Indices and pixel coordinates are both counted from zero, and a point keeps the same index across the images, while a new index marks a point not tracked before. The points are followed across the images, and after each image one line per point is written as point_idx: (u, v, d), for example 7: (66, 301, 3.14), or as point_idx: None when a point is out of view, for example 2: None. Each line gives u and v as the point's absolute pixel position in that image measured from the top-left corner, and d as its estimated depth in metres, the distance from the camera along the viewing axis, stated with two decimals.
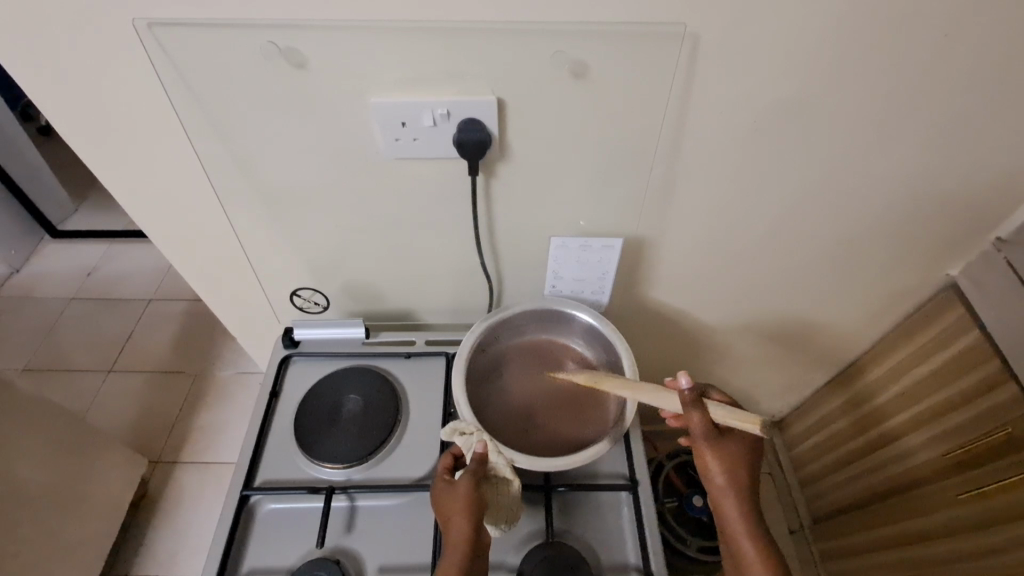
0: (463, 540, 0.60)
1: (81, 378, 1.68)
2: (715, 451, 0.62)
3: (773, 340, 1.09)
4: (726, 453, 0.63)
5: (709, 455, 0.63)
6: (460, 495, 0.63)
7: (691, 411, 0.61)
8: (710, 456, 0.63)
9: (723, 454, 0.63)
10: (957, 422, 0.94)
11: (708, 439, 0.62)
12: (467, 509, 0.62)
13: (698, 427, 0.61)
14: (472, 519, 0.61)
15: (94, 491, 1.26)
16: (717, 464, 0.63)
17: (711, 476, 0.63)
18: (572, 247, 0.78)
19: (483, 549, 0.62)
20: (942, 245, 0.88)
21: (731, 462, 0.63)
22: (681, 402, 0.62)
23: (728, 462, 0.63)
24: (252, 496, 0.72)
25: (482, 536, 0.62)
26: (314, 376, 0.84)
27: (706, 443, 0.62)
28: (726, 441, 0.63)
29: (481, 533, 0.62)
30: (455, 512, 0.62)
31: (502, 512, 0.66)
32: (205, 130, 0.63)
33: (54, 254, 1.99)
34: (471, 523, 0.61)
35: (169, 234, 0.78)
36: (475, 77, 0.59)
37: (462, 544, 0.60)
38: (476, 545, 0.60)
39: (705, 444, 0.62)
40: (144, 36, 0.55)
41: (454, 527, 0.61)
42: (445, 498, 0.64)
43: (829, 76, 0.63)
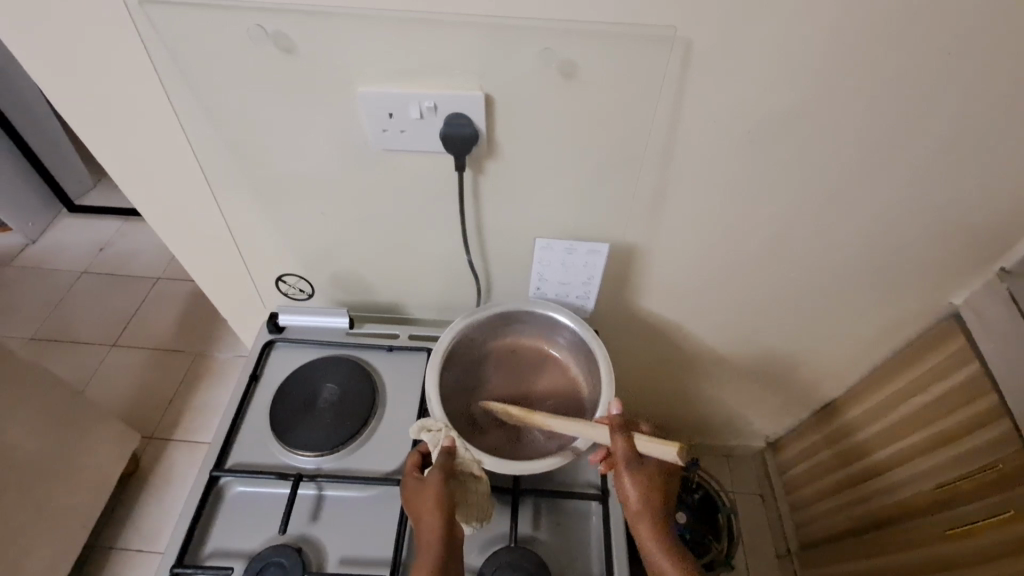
0: (434, 538, 0.59)
1: (84, 351, 1.70)
2: (638, 484, 0.63)
3: (767, 358, 1.07)
4: (644, 483, 0.63)
5: (630, 481, 0.63)
6: (429, 492, 0.62)
7: (617, 436, 0.64)
8: (628, 488, 0.63)
9: (646, 487, 0.63)
10: (949, 456, 0.92)
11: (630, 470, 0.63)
12: (438, 507, 0.61)
13: (620, 451, 0.63)
14: (443, 516, 0.60)
15: (85, 462, 1.28)
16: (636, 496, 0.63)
17: (634, 508, 0.63)
18: (557, 250, 0.77)
19: (457, 546, 0.61)
20: (944, 272, 0.85)
21: (653, 491, 0.63)
22: (608, 427, 0.65)
23: (646, 486, 0.63)
24: (222, 477, 0.72)
25: (455, 533, 0.61)
26: (295, 363, 0.84)
27: (627, 471, 0.63)
28: (644, 471, 0.64)
29: (453, 528, 0.61)
30: (426, 510, 0.61)
31: (474, 510, 0.65)
32: (193, 109, 0.64)
33: (68, 228, 2.03)
34: (442, 520, 0.60)
35: (161, 212, 0.79)
36: (463, 71, 0.59)
37: (435, 542, 0.59)
38: (449, 541, 0.60)
39: (625, 475, 0.63)
40: (135, 13, 0.55)
41: (426, 525, 0.60)
42: (415, 495, 0.63)
43: (824, 89, 0.61)
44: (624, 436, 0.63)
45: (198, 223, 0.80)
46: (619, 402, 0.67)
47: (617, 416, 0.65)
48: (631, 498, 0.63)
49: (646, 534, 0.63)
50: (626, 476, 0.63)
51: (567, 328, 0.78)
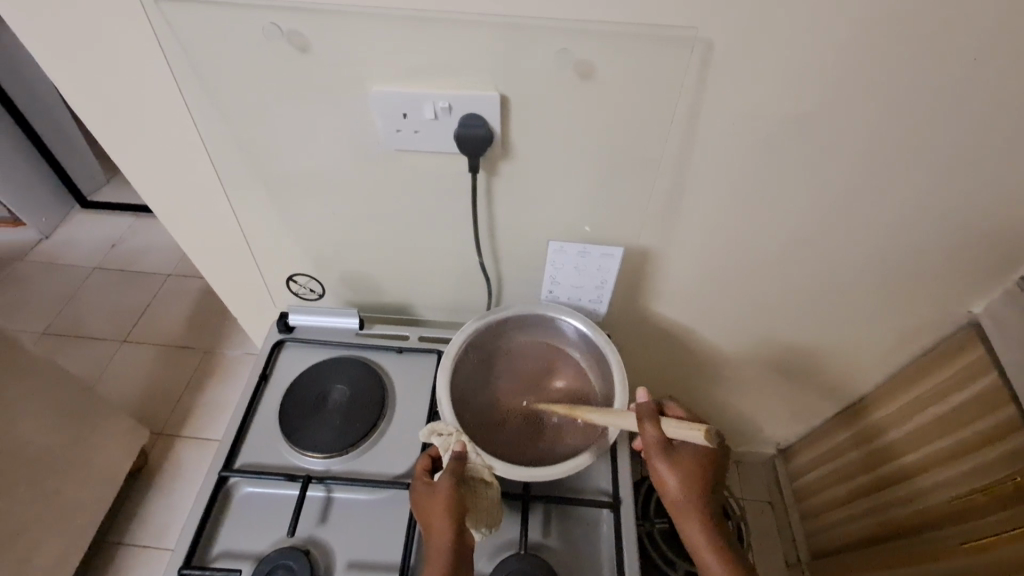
0: (444, 544, 0.59)
1: (95, 346, 1.71)
2: (673, 470, 0.63)
3: (780, 364, 1.05)
4: (680, 468, 0.64)
5: (665, 468, 0.63)
6: (439, 497, 0.61)
7: (646, 424, 0.63)
8: (666, 474, 0.64)
9: (683, 472, 0.64)
10: (967, 467, 0.90)
11: (664, 456, 0.63)
12: (449, 512, 0.60)
13: (650, 437, 0.63)
14: (454, 522, 0.60)
15: (94, 457, 1.28)
16: (674, 481, 0.63)
17: (671, 493, 0.64)
18: (570, 253, 0.76)
19: (467, 552, 0.61)
20: (965, 279, 0.83)
21: (690, 474, 0.64)
22: (637, 415, 0.64)
23: (682, 471, 0.64)
24: (231, 477, 0.72)
25: (465, 539, 0.61)
26: (305, 363, 0.84)
27: (662, 459, 0.63)
28: (679, 456, 0.64)
29: (464, 534, 0.61)
30: (436, 515, 0.61)
31: (483, 515, 0.65)
32: (206, 107, 0.63)
33: (81, 224, 2.05)
34: (453, 526, 0.60)
35: (173, 210, 0.79)
36: (479, 71, 0.58)
37: (446, 548, 0.59)
38: (460, 548, 0.60)
39: (659, 461, 0.63)
40: (149, 10, 0.55)
41: (437, 530, 0.60)
42: (425, 500, 0.63)
43: (847, 92, 0.60)
44: (654, 423, 0.63)
45: (210, 221, 0.80)
46: (644, 389, 0.65)
47: (644, 403, 0.64)
48: (668, 483, 0.64)
49: (687, 514, 0.65)
50: (662, 463, 0.64)
51: (578, 332, 0.77)
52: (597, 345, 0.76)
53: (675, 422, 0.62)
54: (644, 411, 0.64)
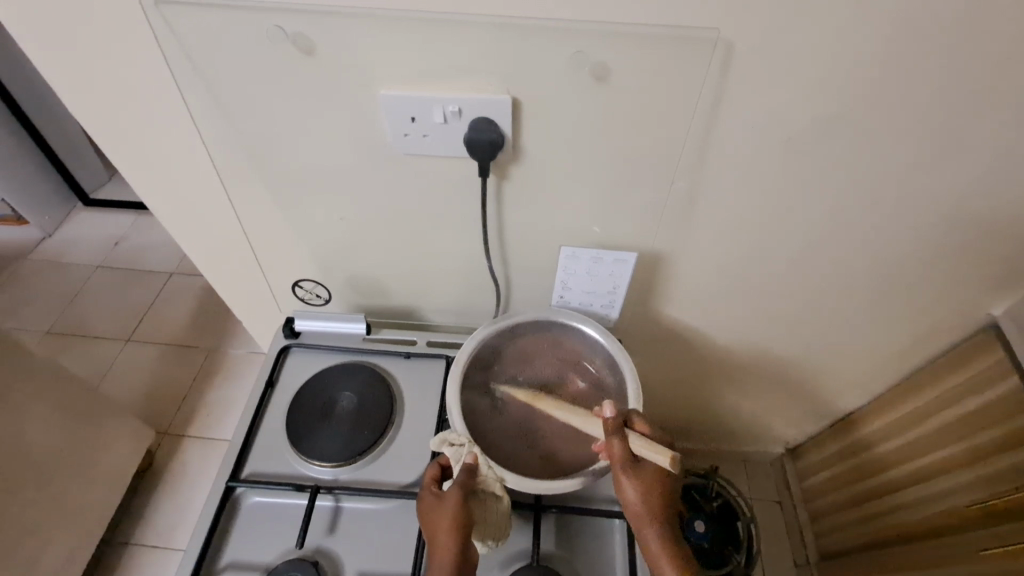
0: (449, 561, 0.58)
1: (100, 346, 1.71)
2: (633, 482, 0.60)
3: (792, 367, 1.03)
4: (642, 483, 0.60)
5: (625, 481, 0.60)
6: (446, 512, 0.60)
7: (611, 437, 0.61)
8: (625, 487, 0.60)
9: (649, 484, 0.60)
10: (982, 473, 0.88)
11: (622, 468, 0.60)
12: (454, 528, 0.59)
13: (615, 451, 0.61)
14: (459, 538, 0.59)
15: (100, 459, 1.28)
16: (633, 493, 0.60)
17: (628, 502, 0.60)
18: (582, 258, 0.74)
19: (471, 569, 0.59)
20: (985, 282, 0.81)
21: (653, 489, 0.60)
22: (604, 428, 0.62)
23: (642, 488, 0.60)
24: (238, 487, 0.71)
25: (470, 556, 0.60)
26: (311, 369, 0.82)
27: (624, 472, 0.60)
28: (643, 472, 0.61)
29: (468, 551, 0.59)
30: (441, 530, 0.59)
31: (490, 528, 0.63)
32: (209, 111, 0.61)
33: (84, 222, 2.04)
34: (458, 542, 0.58)
35: (176, 215, 0.77)
36: (490, 74, 0.56)
37: (448, 565, 0.57)
38: (463, 565, 0.58)
39: (620, 471, 0.60)
40: (151, 15, 0.53)
41: (441, 545, 0.58)
42: (431, 511, 0.61)
43: (871, 94, 0.58)
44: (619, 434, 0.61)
45: (213, 225, 0.79)
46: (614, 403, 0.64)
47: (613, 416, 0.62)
48: (627, 497, 0.60)
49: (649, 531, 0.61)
50: (623, 475, 0.61)
51: (589, 338, 0.76)
52: (605, 348, 0.74)
53: (643, 441, 0.60)
54: (611, 423, 0.62)
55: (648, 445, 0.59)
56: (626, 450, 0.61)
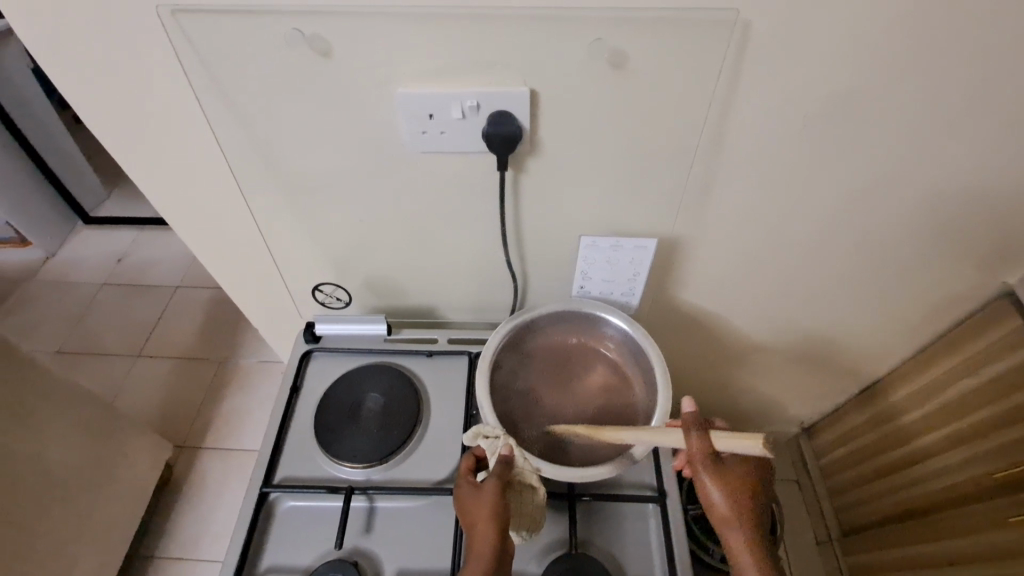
0: (488, 550, 0.57)
1: (112, 363, 1.71)
2: (719, 481, 0.58)
3: (807, 346, 1.04)
4: (728, 482, 0.59)
5: (711, 482, 0.58)
6: (484, 502, 0.60)
7: (693, 438, 0.57)
8: (710, 486, 0.58)
9: (735, 483, 0.59)
10: (1005, 440, 0.88)
11: (707, 470, 0.58)
12: (493, 517, 0.59)
13: (698, 452, 0.57)
14: (499, 530, 0.58)
15: (121, 474, 1.28)
16: (718, 492, 0.58)
17: (715, 501, 0.59)
18: (602, 247, 0.74)
19: (509, 559, 0.59)
20: (1000, 252, 0.81)
21: (739, 489, 0.59)
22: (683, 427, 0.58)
23: (727, 486, 0.58)
24: (271, 493, 0.71)
25: (507, 548, 0.59)
26: (335, 372, 0.82)
27: (708, 472, 0.58)
28: (723, 467, 0.59)
29: (506, 543, 0.59)
30: (480, 520, 0.59)
31: (524, 519, 0.63)
32: (226, 121, 0.62)
33: (86, 240, 2.03)
34: (498, 534, 0.58)
35: (193, 225, 0.77)
36: (507, 67, 0.56)
37: (488, 555, 0.57)
38: (502, 556, 0.58)
39: (704, 472, 0.58)
40: (167, 25, 0.54)
41: (480, 537, 0.58)
42: (469, 501, 0.61)
43: (887, 68, 0.58)
44: (700, 434, 0.57)
45: (230, 234, 0.79)
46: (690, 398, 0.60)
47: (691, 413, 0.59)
48: (714, 497, 0.59)
49: (734, 525, 0.59)
50: (707, 475, 0.58)
51: (611, 326, 0.76)
52: (631, 339, 0.75)
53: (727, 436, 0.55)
54: (690, 422, 0.58)
55: (730, 437, 0.54)
56: (710, 450, 0.57)
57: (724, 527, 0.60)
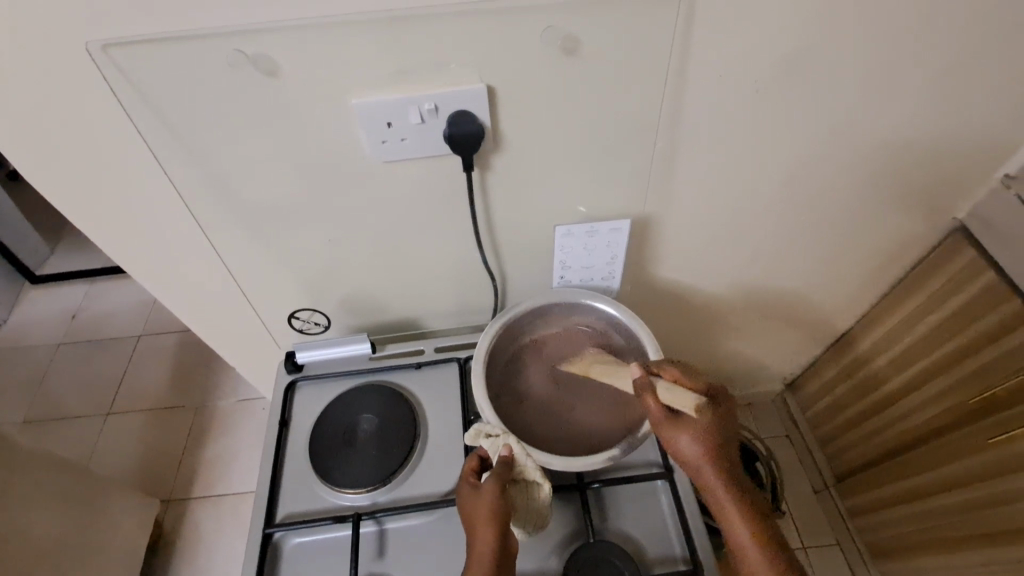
0: (488, 552, 0.57)
1: (80, 425, 1.62)
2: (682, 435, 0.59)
3: (784, 304, 1.07)
4: (693, 435, 0.59)
5: (675, 438, 0.59)
6: (483, 503, 0.59)
7: (644, 396, 0.60)
8: (677, 442, 0.59)
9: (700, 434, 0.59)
10: (975, 368, 0.93)
11: (667, 425, 0.60)
12: (492, 518, 0.58)
13: (653, 410, 0.60)
14: (497, 529, 0.58)
15: (110, 539, 1.21)
16: (687, 449, 0.59)
17: (685, 455, 0.59)
18: (578, 234, 0.74)
19: (511, 558, 0.58)
20: (947, 188, 0.85)
21: (707, 439, 0.58)
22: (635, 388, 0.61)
23: (693, 439, 0.58)
24: (276, 533, 0.69)
25: (509, 547, 0.59)
26: (323, 399, 0.80)
27: (668, 428, 0.59)
28: (688, 423, 0.59)
29: (507, 543, 0.58)
30: (480, 522, 0.59)
31: (528, 516, 0.63)
32: (175, 154, 0.59)
33: (34, 300, 1.92)
34: (496, 533, 0.58)
35: (153, 268, 0.74)
36: (461, 65, 0.56)
37: (487, 557, 0.56)
38: (503, 557, 0.57)
39: (664, 428, 0.60)
40: (99, 60, 0.51)
41: (479, 538, 0.58)
42: (469, 502, 0.61)
43: (825, 24, 0.60)
44: (649, 392, 0.60)
45: (193, 273, 0.75)
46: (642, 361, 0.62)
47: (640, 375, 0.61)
48: (683, 451, 0.59)
49: (711, 480, 0.59)
50: (668, 430, 0.60)
51: (597, 311, 0.76)
52: (619, 320, 0.75)
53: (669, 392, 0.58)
54: (640, 383, 0.61)
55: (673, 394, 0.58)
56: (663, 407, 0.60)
57: (707, 483, 0.59)
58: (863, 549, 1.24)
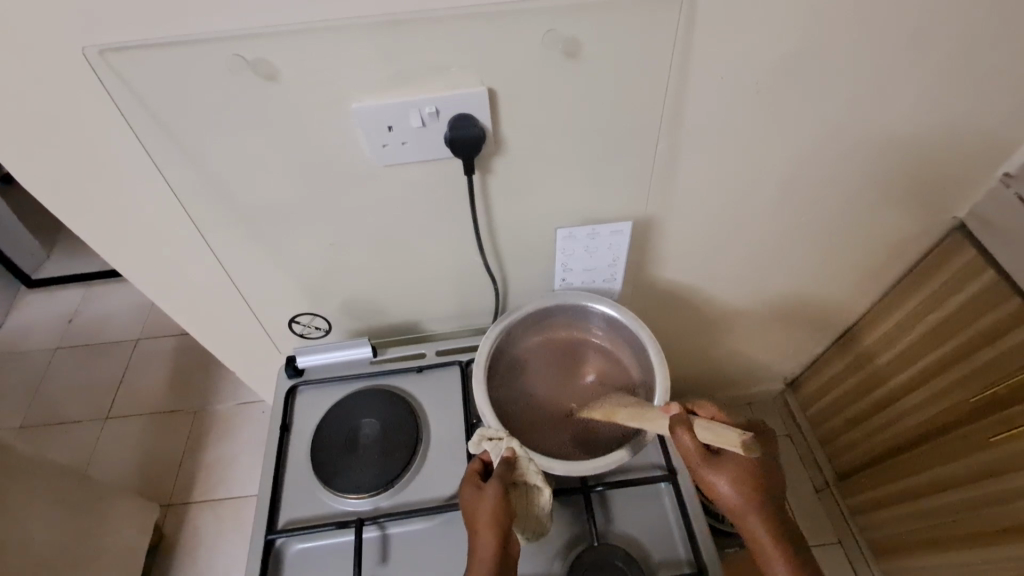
0: (489, 557, 0.56)
1: (79, 430, 1.61)
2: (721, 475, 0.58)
3: (785, 304, 1.06)
4: (729, 473, 0.58)
5: (714, 476, 0.58)
6: (485, 508, 0.59)
7: (681, 434, 0.58)
8: (714, 480, 0.58)
9: (739, 473, 0.58)
10: (975, 366, 0.93)
11: (705, 464, 0.58)
12: (493, 522, 0.58)
13: (690, 447, 0.58)
14: (499, 530, 0.58)
15: (110, 544, 1.21)
16: (725, 487, 0.58)
17: (722, 494, 0.58)
18: (579, 237, 0.75)
19: (513, 563, 0.58)
20: (947, 187, 0.85)
21: (745, 477, 0.58)
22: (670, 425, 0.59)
23: (730, 477, 0.58)
24: (278, 539, 0.68)
25: (510, 550, 0.58)
26: (324, 404, 0.80)
27: (705, 466, 0.58)
28: (725, 462, 0.59)
29: (508, 547, 0.58)
30: (481, 526, 0.58)
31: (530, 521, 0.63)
32: (174, 159, 0.59)
33: (31, 304, 1.91)
34: (498, 538, 0.57)
35: (152, 273, 0.73)
36: (461, 68, 0.55)
37: (488, 562, 0.56)
38: (504, 562, 0.57)
39: (702, 467, 0.58)
40: (96, 65, 0.50)
41: (481, 539, 0.57)
42: (471, 506, 0.61)
43: (827, 25, 0.60)
44: (687, 429, 0.57)
45: (191, 278, 0.75)
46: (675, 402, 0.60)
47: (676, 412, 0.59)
48: (720, 489, 0.58)
49: (751, 517, 0.58)
50: (706, 469, 0.58)
51: (598, 313, 0.76)
52: (621, 323, 0.74)
53: (706, 429, 0.54)
54: (676, 420, 0.58)
55: (714, 432, 0.53)
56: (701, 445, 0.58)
57: (748, 522, 0.59)
58: (865, 547, 1.24)
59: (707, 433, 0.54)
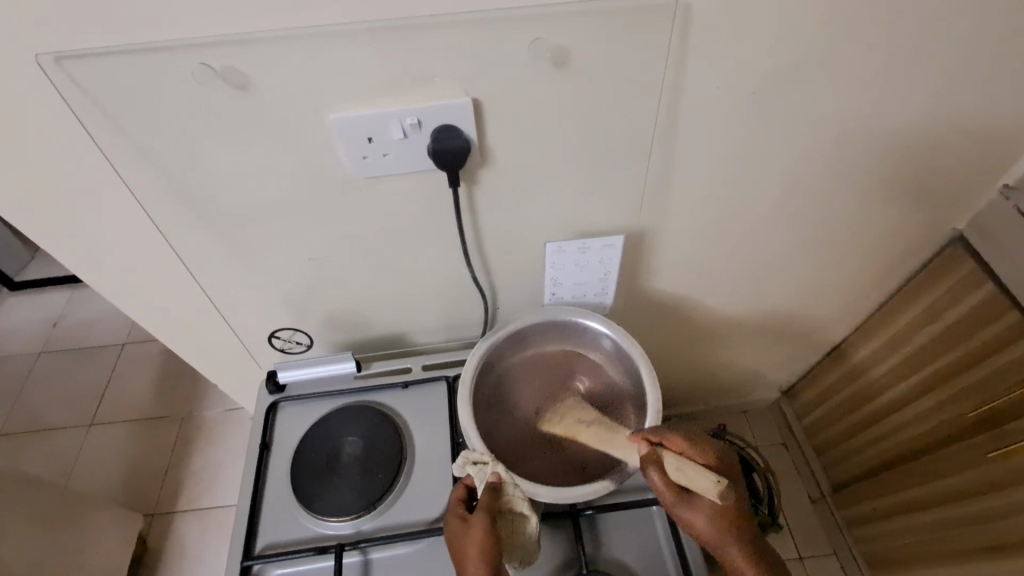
0: None
1: (61, 438, 1.58)
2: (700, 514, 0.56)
3: (780, 315, 1.04)
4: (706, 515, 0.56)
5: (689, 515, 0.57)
6: (472, 537, 0.57)
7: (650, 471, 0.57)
8: (691, 519, 0.57)
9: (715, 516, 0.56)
10: (973, 380, 0.91)
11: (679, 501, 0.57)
12: (480, 553, 0.56)
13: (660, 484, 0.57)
14: (486, 560, 0.55)
15: (91, 558, 1.18)
16: (703, 527, 0.57)
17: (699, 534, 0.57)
18: (569, 251, 0.73)
19: None
20: (946, 199, 0.83)
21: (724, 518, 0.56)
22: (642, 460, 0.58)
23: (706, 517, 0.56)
24: (255, 565, 0.66)
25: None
26: (305, 421, 0.77)
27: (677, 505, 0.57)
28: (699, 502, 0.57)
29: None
30: (469, 557, 0.56)
31: (519, 550, 0.61)
32: (141, 169, 0.56)
33: (13, 307, 1.87)
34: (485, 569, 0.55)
35: (125, 286, 0.70)
36: (444, 78, 0.53)
37: None
38: None
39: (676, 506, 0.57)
40: (53, 73, 0.48)
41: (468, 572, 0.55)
42: (458, 537, 0.59)
43: (825, 35, 0.58)
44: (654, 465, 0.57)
45: (167, 291, 0.72)
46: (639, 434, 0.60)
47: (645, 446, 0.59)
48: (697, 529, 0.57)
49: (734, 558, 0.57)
50: (680, 508, 0.57)
51: (589, 330, 0.74)
52: (612, 341, 0.72)
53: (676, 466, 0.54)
54: (647, 457, 0.58)
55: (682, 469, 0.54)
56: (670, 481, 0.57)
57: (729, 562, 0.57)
58: (860, 560, 1.22)
59: (674, 468, 0.55)
